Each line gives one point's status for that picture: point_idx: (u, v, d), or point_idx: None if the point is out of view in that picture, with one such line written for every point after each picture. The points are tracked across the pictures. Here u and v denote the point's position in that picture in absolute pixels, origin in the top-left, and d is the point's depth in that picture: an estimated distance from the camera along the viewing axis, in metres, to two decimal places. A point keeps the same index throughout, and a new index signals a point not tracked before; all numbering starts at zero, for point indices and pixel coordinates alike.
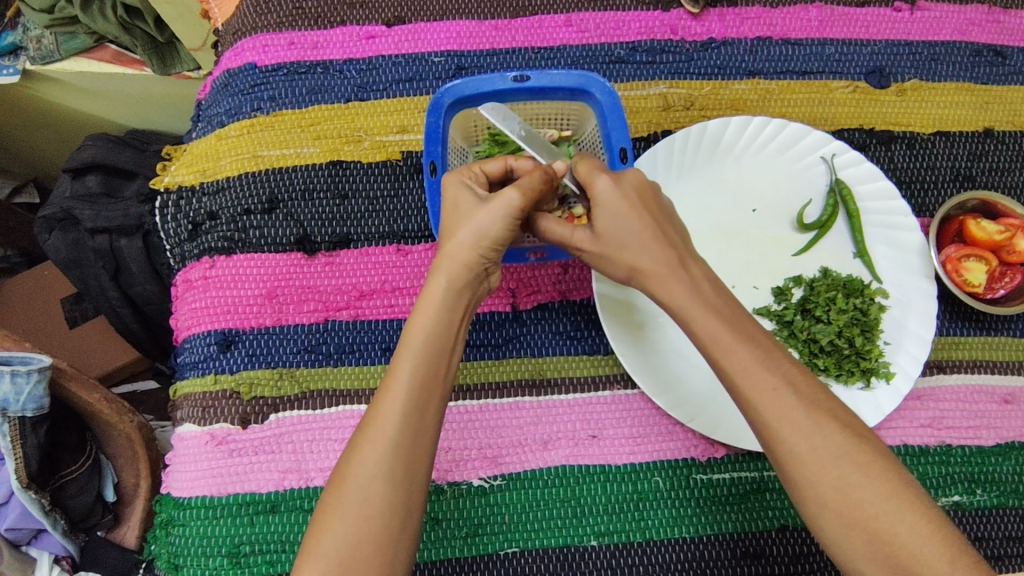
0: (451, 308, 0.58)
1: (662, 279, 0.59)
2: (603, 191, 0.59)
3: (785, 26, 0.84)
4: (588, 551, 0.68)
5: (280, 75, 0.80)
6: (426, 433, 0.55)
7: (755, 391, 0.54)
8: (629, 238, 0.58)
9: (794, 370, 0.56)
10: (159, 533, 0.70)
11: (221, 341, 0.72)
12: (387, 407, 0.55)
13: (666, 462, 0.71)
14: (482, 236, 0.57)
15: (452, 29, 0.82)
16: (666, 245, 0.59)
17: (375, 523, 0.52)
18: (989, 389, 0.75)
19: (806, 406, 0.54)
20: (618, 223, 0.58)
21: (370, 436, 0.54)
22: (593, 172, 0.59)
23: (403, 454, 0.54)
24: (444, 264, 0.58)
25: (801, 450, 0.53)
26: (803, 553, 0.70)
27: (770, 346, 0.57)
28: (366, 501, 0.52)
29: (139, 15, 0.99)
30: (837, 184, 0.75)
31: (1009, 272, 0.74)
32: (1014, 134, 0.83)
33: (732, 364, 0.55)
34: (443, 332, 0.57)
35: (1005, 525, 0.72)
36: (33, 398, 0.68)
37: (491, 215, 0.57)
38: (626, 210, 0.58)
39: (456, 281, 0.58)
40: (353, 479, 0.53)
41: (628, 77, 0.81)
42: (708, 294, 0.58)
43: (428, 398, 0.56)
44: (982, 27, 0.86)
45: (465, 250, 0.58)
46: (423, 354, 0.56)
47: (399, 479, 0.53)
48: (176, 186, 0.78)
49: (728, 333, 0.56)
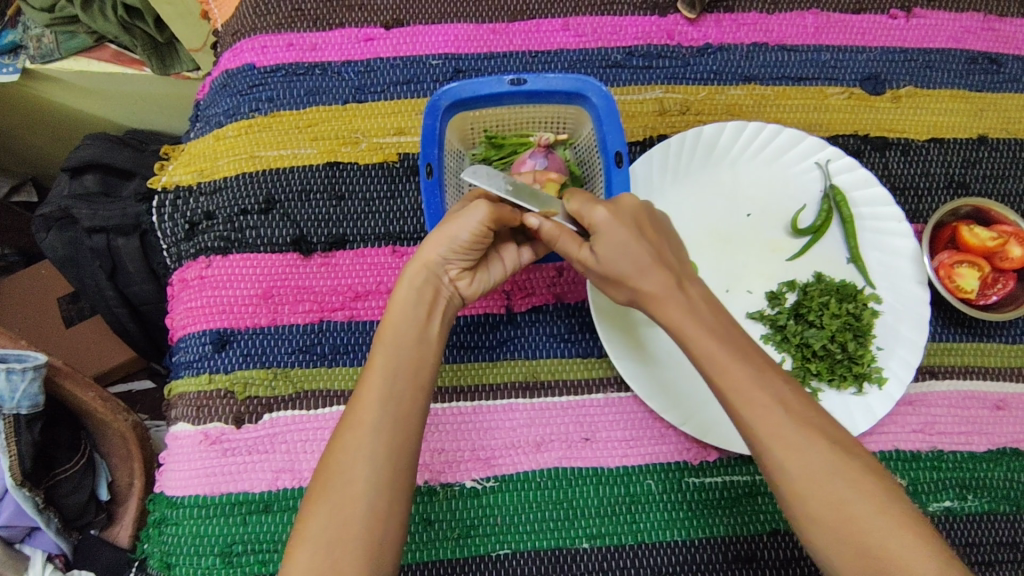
0: (417, 304, 0.61)
1: (665, 302, 0.58)
2: (602, 221, 0.58)
3: (781, 32, 0.84)
4: (580, 553, 0.69)
5: (279, 76, 0.80)
6: (407, 419, 0.57)
7: (748, 408, 0.54)
8: (631, 264, 0.58)
9: (787, 390, 0.56)
10: (152, 532, 0.70)
11: (216, 340, 0.73)
12: (364, 397, 0.57)
13: (659, 465, 0.71)
14: (447, 239, 0.60)
15: (450, 32, 0.82)
16: (666, 269, 0.58)
17: (360, 504, 0.54)
18: (981, 395, 0.75)
19: (798, 423, 0.54)
20: (617, 250, 0.58)
21: (351, 425, 0.56)
22: (587, 206, 0.59)
23: (383, 440, 0.56)
24: (411, 264, 0.61)
25: (789, 465, 0.53)
26: (795, 557, 0.70)
27: (761, 364, 0.57)
28: (349, 483, 0.54)
29: (139, 16, 1.00)
30: (831, 190, 0.75)
31: (1002, 279, 0.74)
32: (1008, 142, 0.83)
33: (725, 382, 0.55)
34: (410, 327, 0.60)
35: (997, 531, 0.72)
36: (28, 396, 0.69)
37: (462, 222, 0.59)
38: (624, 236, 0.58)
39: (419, 278, 0.61)
40: (336, 467, 0.55)
41: (625, 82, 0.82)
42: (703, 316, 0.57)
43: (405, 387, 0.58)
44: (978, 35, 0.86)
45: (431, 249, 0.61)
46: (393, 346, 0.59)
47: (380, 462, 0.55)
48: (174, 185, 0.78)
49: (721, 351, 0.56)
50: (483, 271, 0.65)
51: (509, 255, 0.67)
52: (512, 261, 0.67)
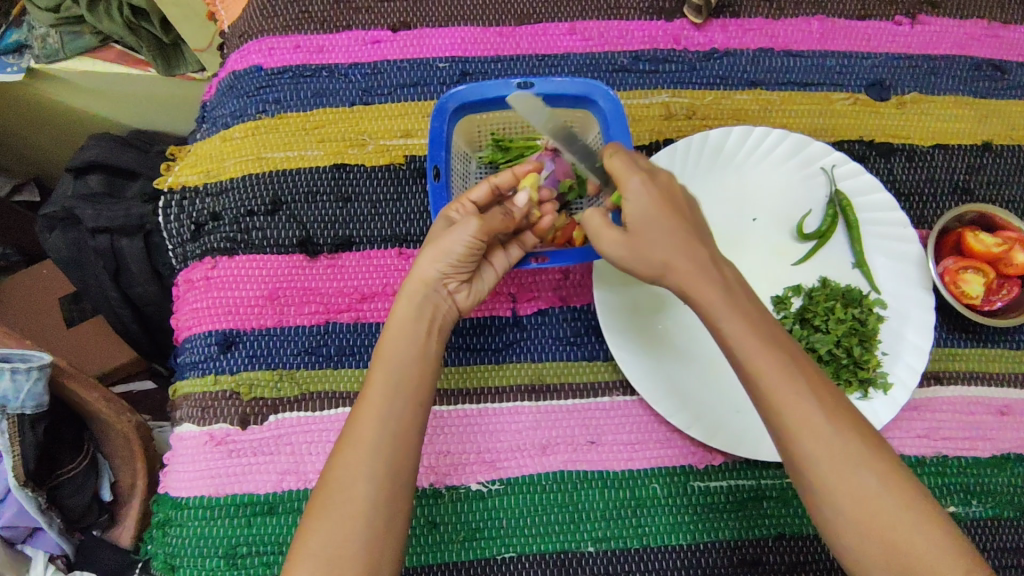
0: (415, 322, 0.61)
1: (698, 281, 0.58)
2: (634, 190, 0.58)
3: (786, 38, 0.85)
4: (586, 556, 0.68)
5: (287, 78, 0.80)
6: (406, 437, 0.57)
7: (781, 398, 0.54)
8: (662, 235, 0.58)
9: (818, 381, 0.56)
10: (156, 533, 0.70)
11: (222, 341, 0.73)
12: (363, 414, 0.57)
13: (665, 469, 0.71)
14: (442, 256, 0.60)
15: (457, 36, 0.82)
16: (698, 247, 0.59)
17: (361, 522, 0.54)
18: (986, 401, 0.76)
19: (827, 415, 0.54)
20: (648, 220, 0.58)
21: (350, 443, 0.57)
22: (626, 171, 0.59)
23: (382, 457, 0.56)
24: (409, 282, 0.61)
25: (823, 459, 0.53)
26: (801, 562, 0.70)
27: (791, 350, 0.57)
28: (348, 501, 0.54)
29: (145, 17, 1.00)
30: (836, 195, 0.75)
31: (1006, 285, 0.75)
32: (1012, 149, 0.84)
33: (756, 368, 0.55)
34: (410, 344, 0.60)
35: (1002, 537, 0.72)
36: (33, 395, 0.68)
37: (454, 237, 0.59)
38: (657, 207, 0.58)
39: (417, 295, 0.61)
40: (337, 483, 0.55)
41: (631, 86, 0.82)
42: (737, 299, 0.58)
43: (404, 404, 0.58)
44: (982, 42, 0.87)
45: (427, 268, 0.61)
46: (392, 363, 0.59)
47: (381, 479, 0.55)
48: (180, 186, 0.78)
49: (754, 337, 0.56)
50: (478, 282, 0.64)
51: (499, 259, 0.65)
52: (502, 264, 0.66)
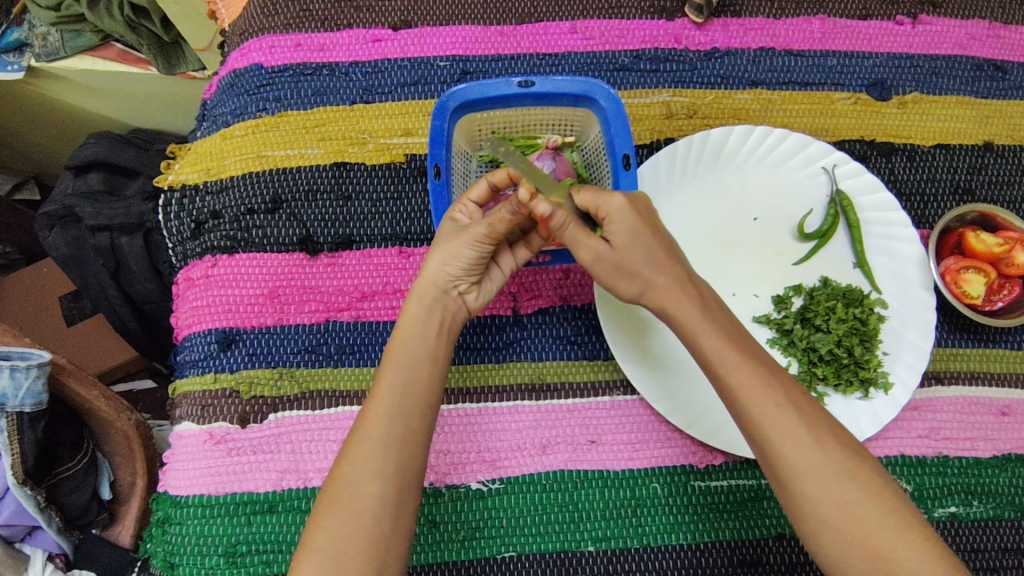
0: (425, 322, 0.61)
1: (675, 297, 0.58)
2: (617, 211, 0.57)
3: (787, 37, 0.85)
4: (586, 556, 0.68)
5: (287, 77, 0.80)
6: (414, 433, 0.58)
7: (760, 410, 0.55)
8: (643, 254, 0.58)
9: (798, 392, 0.57)
10: (155, 531, 0.70)
11: (222, 339, 0.73)
12: (373, 412, 0.57)
13: (665, 469, 0.71)
14: (451, 258, 0.60)
15: (458, 34, 0.82)
16: (677, 263, 0.59)
17: (367, 518, 0.54)
18: (987, 401, 0.75)
19: (809, 424, 0.54)
20: (632, 239, 0.57)
21: (358, 440, 0.57)
22: (602, 196, 0.57)
23: (391, 455, 0.56)
24: (420, 285, 0.61)
25: (802, 467, 0.53)
26: (801, 562, 0.70)
27: (771, 364, 0.58)
28: (356, 498, 0.55)
29: (146, 15, 1.00)
30: (837, 195, 0.75)
31: (1008, 285, 0.74)
32: (1013, 149, 0.84)
33: (737, 381, 0.56)
34: (418, 342, 0.60)
35: (1002, 537, 0.72)
36: (32, 394, 0.68)
37: (461, 242, 0.59)
38: (640, 228, 0.58)
39: (426, 296, 0.61)
40: (344, 479, 0.55)
41: (632, 85, 0.82)
42: (715, 313, 0.59)
43: (414, 403, 0.58)
44: (983, 41, 0.87)
45: (437, 269, 0.61)
46: (401, 362, 0.59)
47: (389, 477, 0.55)
48: (180, 184, 0.78)
49: (732, 351, 0.56)
50: (485, 281, 0.64)
51: (506, 261, 0.65)
52: (510, 265, 0.65)
